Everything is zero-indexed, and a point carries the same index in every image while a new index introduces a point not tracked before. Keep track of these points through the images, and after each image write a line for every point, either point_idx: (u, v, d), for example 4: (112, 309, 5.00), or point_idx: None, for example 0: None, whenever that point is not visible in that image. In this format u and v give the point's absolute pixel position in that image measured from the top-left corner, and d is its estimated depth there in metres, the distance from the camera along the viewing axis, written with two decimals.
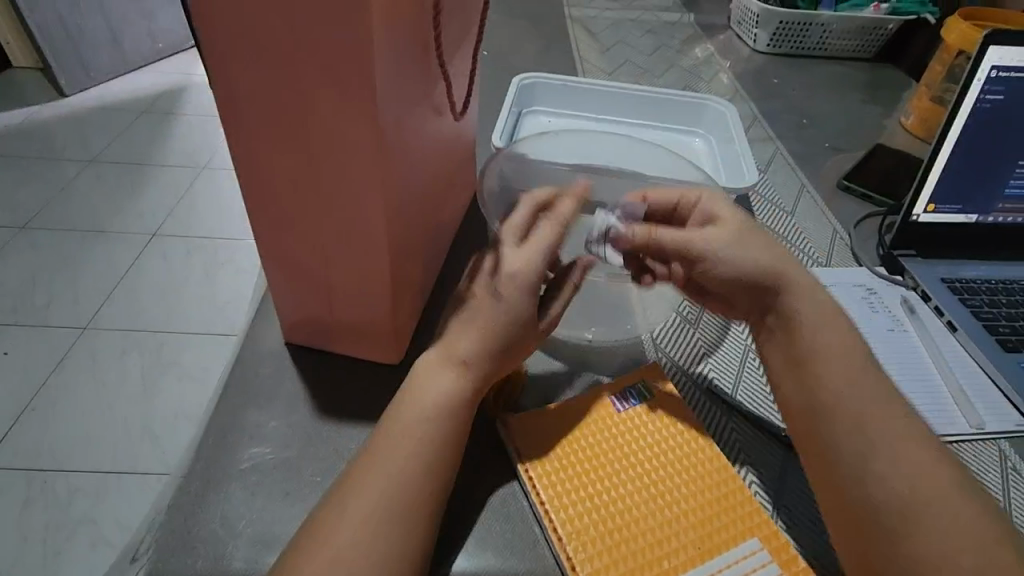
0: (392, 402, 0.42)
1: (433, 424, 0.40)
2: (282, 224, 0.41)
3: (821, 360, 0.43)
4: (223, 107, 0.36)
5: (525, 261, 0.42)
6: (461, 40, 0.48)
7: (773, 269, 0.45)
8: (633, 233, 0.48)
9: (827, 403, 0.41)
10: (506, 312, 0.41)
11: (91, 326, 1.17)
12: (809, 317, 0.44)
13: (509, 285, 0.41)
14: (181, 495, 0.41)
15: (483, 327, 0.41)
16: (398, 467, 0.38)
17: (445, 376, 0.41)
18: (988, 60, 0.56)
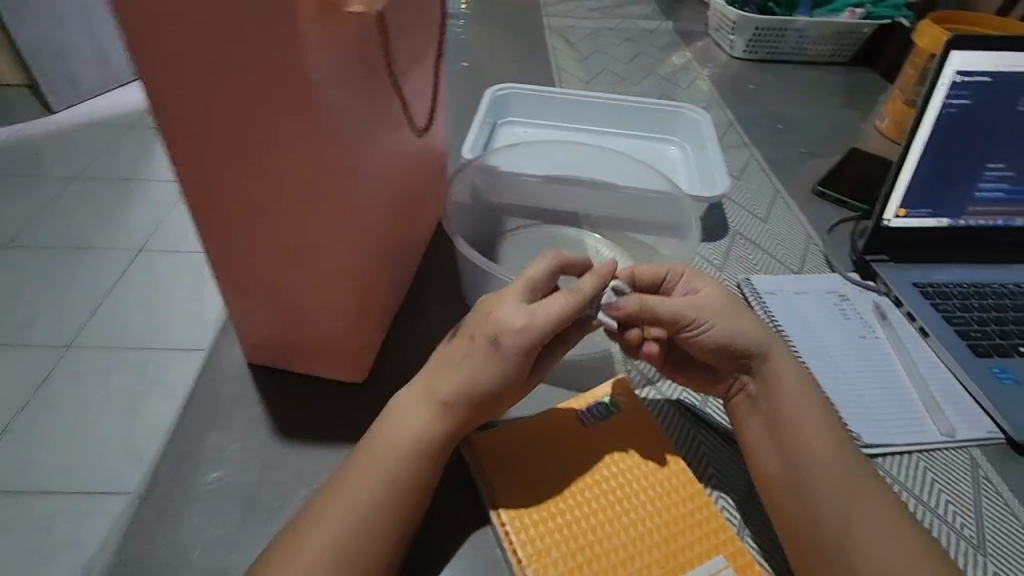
0: (368, 433, 0.41)
1: (407, 458, 0.39)
2: (233, 244, 0.41)
3: (799, 428, 0.42)
4: (165, 128, 0.35)
5: (531, 319, 0.40)
6: (419, 54, 0.48)
7: (757, 342, 0.45)
8: (628, 300, 0.43)
9: (809, 473, 0.40)
10: (496, 364, 0.40)
11: (75, 342, 1.04)
12: (786, 384, 0.44)
13: (508, 341, 0.40)
14: (136, 523, 0.41)
15: (468, 369, 0.40)
16: (367, 499, 0.37)
17: (423, 413, 0.40)
18: (951, 65, 0.57)
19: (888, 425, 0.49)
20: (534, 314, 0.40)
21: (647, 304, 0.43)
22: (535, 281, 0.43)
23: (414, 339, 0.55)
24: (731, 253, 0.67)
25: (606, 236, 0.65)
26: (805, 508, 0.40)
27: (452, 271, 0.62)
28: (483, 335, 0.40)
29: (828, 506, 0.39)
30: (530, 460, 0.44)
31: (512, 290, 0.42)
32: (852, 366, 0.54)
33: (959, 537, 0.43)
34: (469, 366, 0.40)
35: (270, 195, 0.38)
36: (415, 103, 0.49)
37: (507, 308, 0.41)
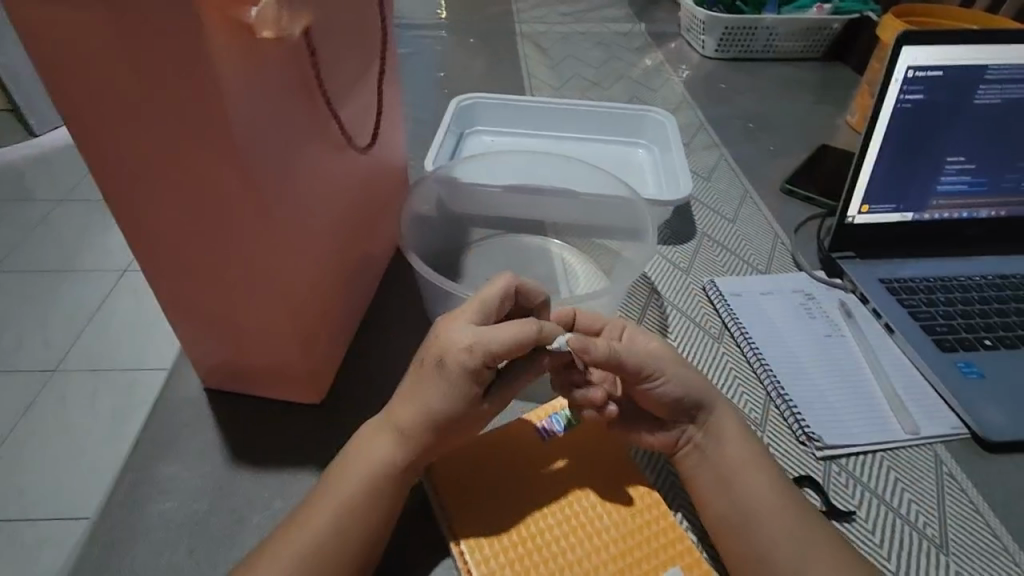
0: (330, 467, 0.41)
1: (369, 489, 0.38)
2: (175, 275, 0.41)
3: (743, 478, 0.41)
4: (92, 163, 0.35)
5: (478, 338, 0.38)
6: (360, 72, 0.48)
7: (702, 395, 0.43)
8: (599, 347, 0.40)
9: (758, 510, 0.40)
10: (445, 386, 0.38)
11: (59, 369, 1.03)
12: (730, 435, 0.43)
13: (453, 360, 0.37)
14: (83, 558, 0.40)
15: (421, 396, 0.39)
16: (325, 532, 0.37)
17: (383, 443, 0.39)
18: (903, 61, 0.57)
19: (850, 424, 0.49)
20: (482, 335, 0.38)
21: (613, 355, 0.41)
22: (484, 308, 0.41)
23: (374, 357, 0.54)
24: (698, 256, 0.66)
25: (568, 243, 0.65)
26: (762, 552, 0.38)
27: (414, 286, 0.61)
28: (431, 356, 0.39)
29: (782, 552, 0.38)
30: (487, 476, 0.43)
31: (461, 313, 0.40)
32: (818, 367, 0.53)
33: (920, 537, 0.43)
34: (422, 392, 0.39)
35: (204, 225, 0.37)
36: (358, 123, 0.49)
37: (458, 329, 0.39)
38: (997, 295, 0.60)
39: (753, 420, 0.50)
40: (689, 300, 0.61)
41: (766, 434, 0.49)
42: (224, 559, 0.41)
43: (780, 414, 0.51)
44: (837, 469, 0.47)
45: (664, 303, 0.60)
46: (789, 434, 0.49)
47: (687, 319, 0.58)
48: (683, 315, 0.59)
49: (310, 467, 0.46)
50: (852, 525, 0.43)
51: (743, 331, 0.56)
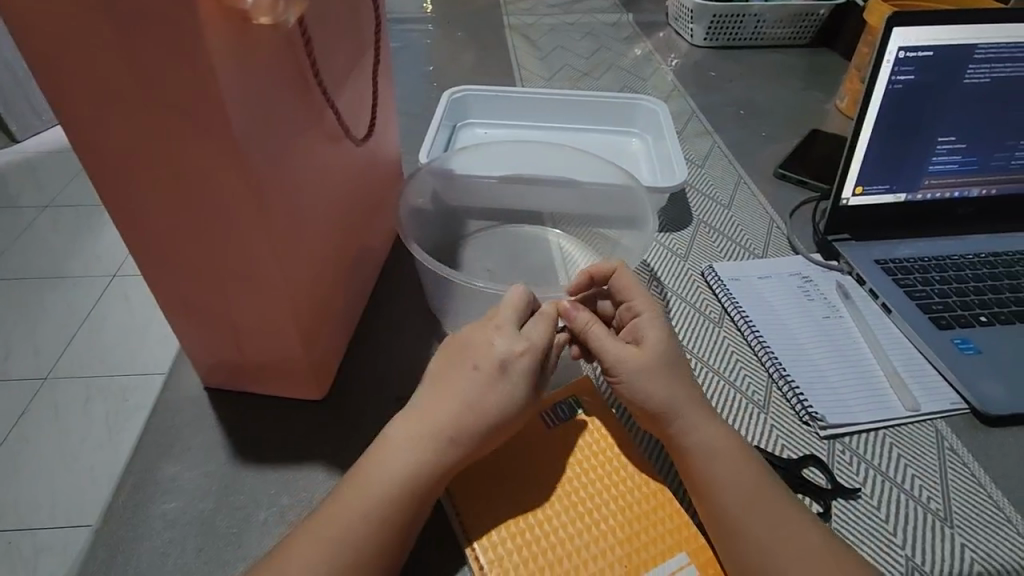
0: (348, 467, 0.39)
1: (402, 493, 0.37)
2: (176, 273, 0.40)
3: (726, 485, 0.39)
4: (85, 159, 0.34)
5: (530, 342, 0.41)
6: (353, 64, 0.47)
7: (672, 403, 0.42)
8: (581, 316, 0.43)
9: (733, 524, 0.38)
10: (508, 390, 0.40)
11: (51, 376, 1.02)
12: (717, 447, 0.41)
13: (518, 364, 0.40)
14: (88, 562, 0.40)
15: (473, 403, 0.39)
16: (354, 535, 0.36)
17: (418, 450, 0.38)
18: (894, 42, 0.57)
19: (851, 402, 0.49)
20: (532, 338, 0.41)
21: (592, 330, 0.43)
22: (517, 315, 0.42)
23: (375, 352, 0.54)
24: (695, 242, 0.66)
25: (567, 232, 0.65)
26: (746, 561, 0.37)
27: (413, 280, 0.61)
28: (487, 363, 0.40)
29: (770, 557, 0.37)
30: (495, 465, 0.43)
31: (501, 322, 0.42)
32: (817, 347, 0.54)
33: (925, 511, 0.43)
34: (485, 402, 0.39)
35: (202, 219, 0.37)
36: (353, 114, 0.49)
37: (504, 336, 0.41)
38: (991, 273, 0.61)
39: (757, 402, 0.50)
40: (688, 286, 0.61)
41: (770, 416, 0.49)
42: (232, 558, 0.40)
43: (782, 395, 0.51)
44: (841, 447, 0.47)
45: (664, 290, 0.60)
46: (792, 414, 0.49)
47: (687, 306, 0.59)
48: (684, 301, 0.59)
49: (315, 462, 0.46)
50: (857, 502, 0.43)
51: (743, 314, 0.57)
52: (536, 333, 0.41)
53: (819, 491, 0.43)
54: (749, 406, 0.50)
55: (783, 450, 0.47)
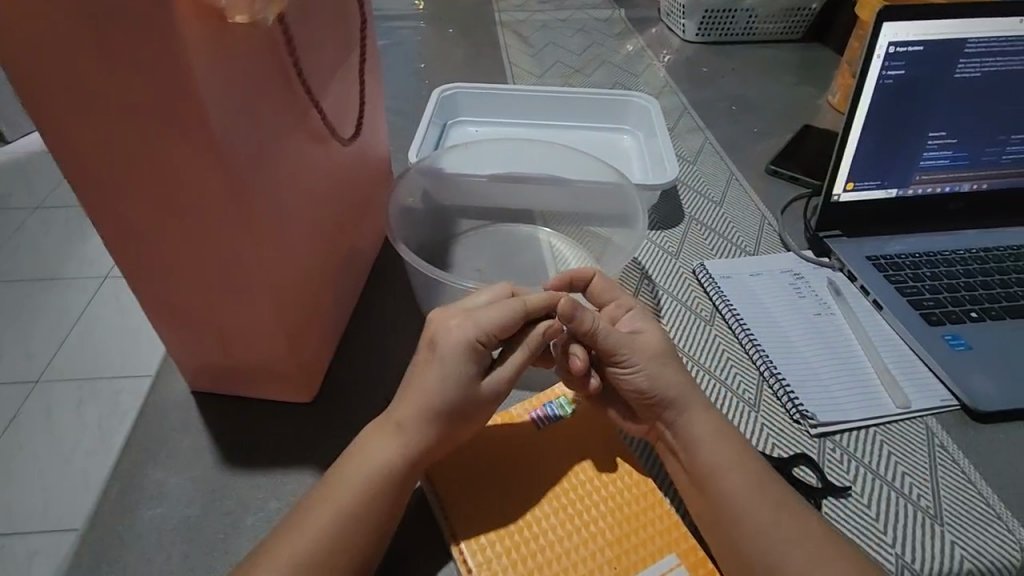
0: (331, 467, 0.39)
1: (376, 481, 0.37)
2: (157, 275, 0.39)
3: (720, 478, 0.39)
4: (62, 160, 0.33)
5: (468, 319, 0.39)
6: (339, 61, 0.47)
7: (673, 396, 0.42)
8: (585, 315, 0.40)
9: (729, 517, 0.38)
10: (439, 371, 0.38)
11: (43, 379, 1.02)
12: (703, 436, 0.41)
13: (447, 342, 0.38)
14: (72, 569, 0.39)
15: (418, 386, 0.39)
16: (328, 523, 0.36)
17: (388, 439, 0.39)
18: (884, 36, 0.56)
19: (841, 400, 0.49)
20: (471, 315, 0.39)
21: (600, 328, 0.41)
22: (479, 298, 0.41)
23: (363, 354, 0.54)
24: (687, 239, 0.66)
25: (558, 230, 0.65)
26: (744, 553, 0.37)
27: (402, 280, 0.60)
28: (427, 342, 0.40)
29: (760, 558, 0.37)
30: (484, 467, 0.43)
31: (457, 304, 0.41)
32: (808, 344, 0.54)
33: (914, 508, 0.43)
34: (421, 383, 0.39)
35: (183, 220, 0.36)
36: (339, 112, 0.48)
37: (448, 314, 0.40)
38: (981, 268, 0.60)
39: (748, 400, 0.50)
40: (680, 284, 0.60)
41: (761, 414, 0.49)
42: (218, 563, 0.40)
43: (772, 393, 0.51)
44: (831, 445, 0.47)
45: (656, 288, 0.60)
46: (782, 412, 0.49)
47: (678, 304, 0.58)
48: (675, 300, 0.59)
49: (303, 465, 0.45)
50: (848, 501, 0.43)
51: (733, 313, 0.56)
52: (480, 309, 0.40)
53: (809, 489, 0.43)
54: (740, 404, 0.50)
55: (773, 449, 0.46)
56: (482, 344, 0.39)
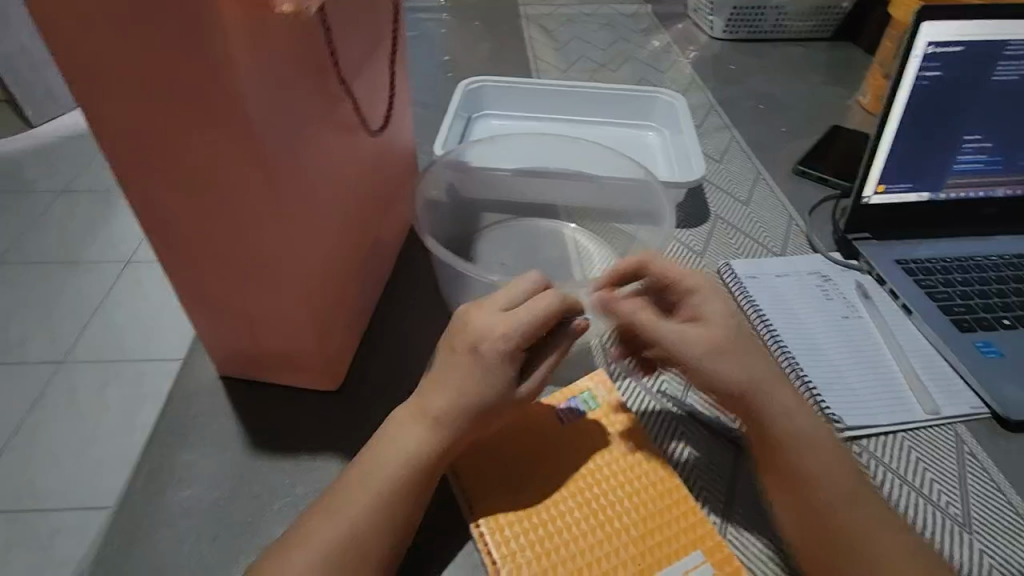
0: (359, 453, 0.39)
1: (406, 469, 0.37)
2: (191, 262, 0.40)
3: (813, 465, 0.39)
4: (104, 145, 0.34)
5: (509, 324, 0.38)
6: (371, 52, 0.47)
7: (747, 385, 0.40)
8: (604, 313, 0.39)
9: (821, 506, 0.38)
10: (481, 374, 0.38)
11: (68, 360, 1.07)
12: (792, 422, 0.40)
13: (490, 347, 0.38)
14: (105, 546, 0.40)
15: (456, 382, 0.38)
16: (360, 509, 0.36)
17: (417, 428, 0.38)
18: (923, 36, 0.55)
19: (869, 404, 0.49)
20: (510, 319, 0.38)
21: (647, 322, 0.42)
22: (515, 294, 0.40)
23: (388, 344, 0.54)
24: (712, 238, 0.66)
25: (583, 227, 0.65)
26: (840, 543, 0.37)
27: (427, 273, 0.61)
28: (464, 344, 0.39)
29: (845, 548, 0.37)
30: (508, 459, 0.43)
31: (494, 302, 0.40)
32: (837, 348, 0.53)
33: (943, 516, 0.43)
34: (458, 379, 0.38)
35: (219, 206, 0.36)
36: (370, 102, 0.48)
37: (489, 314, 0.39)
38: (1014, 275, 0.59)
39: None
40: None
41: None
42: (246, 546, 0.41)
43: (799, 395, 0.50)
44: (859, 449, 0.47)
45: None
46: None
47: None
48: None
49: (329, 453, 0.46)
50: None
51: (761, 313, 0.56)
52: (522, 309, 0.39)
53: None
54: None
55: None
56: (518, 351, 0.38)
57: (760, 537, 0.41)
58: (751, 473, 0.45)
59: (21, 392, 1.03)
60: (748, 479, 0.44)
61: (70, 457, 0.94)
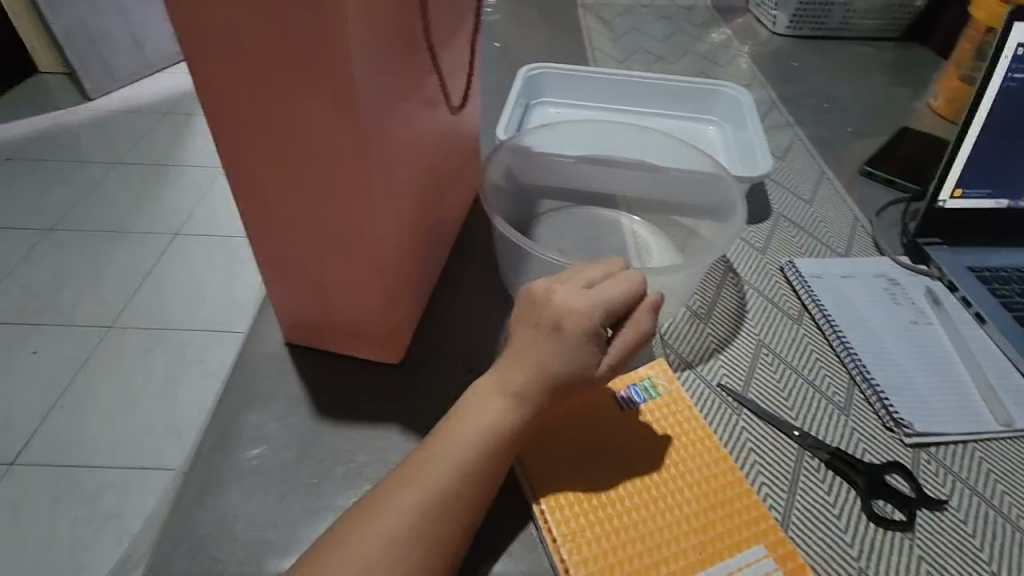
0: (437, 426, 0.40)
1: (480, 442, 0.38)
2: (275, 227, 0.41)
3: None
4: (209, 110, 0.35)
5: (590, 300, 0.39)
6: (454, 30, 0.48)
7: None
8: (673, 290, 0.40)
9: None
10: (565, 351, 0.38)
11: (115, 326, 1.12)
12: None
13: (572, 323, 0.38)
14: (179, 498, 0.42)
15: (538, 360, 0.39)
16: (440, 479, 0.37)
17: (495, 403, 0.39)
18: (1014, 37, 0.53)
19: (941, 411, 0.48)
20: (592, 295, 0.39)
21: None
22: (592, 275, 0.41)
23: (449, 323, 0.55)
24: (774, 236, 0.64)
25: (643, 218, 0.64)
26: None
27: (486, 255, 0.61)
28: (546, 320, 0.39)
29: None
30: (570, 443, 0.43)
31: (574, 281, 0.41)
32: (906, 354, 0.52)
33: (1013, 528, 0.42)
34: (539, 357, 0.39)
35: (309, 175, 0.38)
36: (450, 81, 0.49)
37: (569, 292, 0.40)
38: None
39: (837, 402, 0.49)
40: (766, 280, 0.59)
41: (850, 418, 0.48)
42: (312, 508, 0.42)
43: (863, 397, 0.49)
44: (926, 456, 0.46)
45: (742, 284, 0.59)
46: (874, 418, 0.48)
47: (764, 300, 0.57)
48: (761, 295, 0.57)
49: (392, 424, 0.47)
50: (943, 514, 0.42)
51: (825, 313, 0.55)
52: (601, 287, 0.40)
53: (903, 499, 0.42)
54: (830, 407, 0.48)
55: (864, 455, 0.45)
56: (597, 325, 0.38)
57: (823, 535, 0.41)
58: (814, 472, 0.44)
59: (76, 353, 1.08)
60: (810, 477, 0.44)
61: (119, 418, 0.98)
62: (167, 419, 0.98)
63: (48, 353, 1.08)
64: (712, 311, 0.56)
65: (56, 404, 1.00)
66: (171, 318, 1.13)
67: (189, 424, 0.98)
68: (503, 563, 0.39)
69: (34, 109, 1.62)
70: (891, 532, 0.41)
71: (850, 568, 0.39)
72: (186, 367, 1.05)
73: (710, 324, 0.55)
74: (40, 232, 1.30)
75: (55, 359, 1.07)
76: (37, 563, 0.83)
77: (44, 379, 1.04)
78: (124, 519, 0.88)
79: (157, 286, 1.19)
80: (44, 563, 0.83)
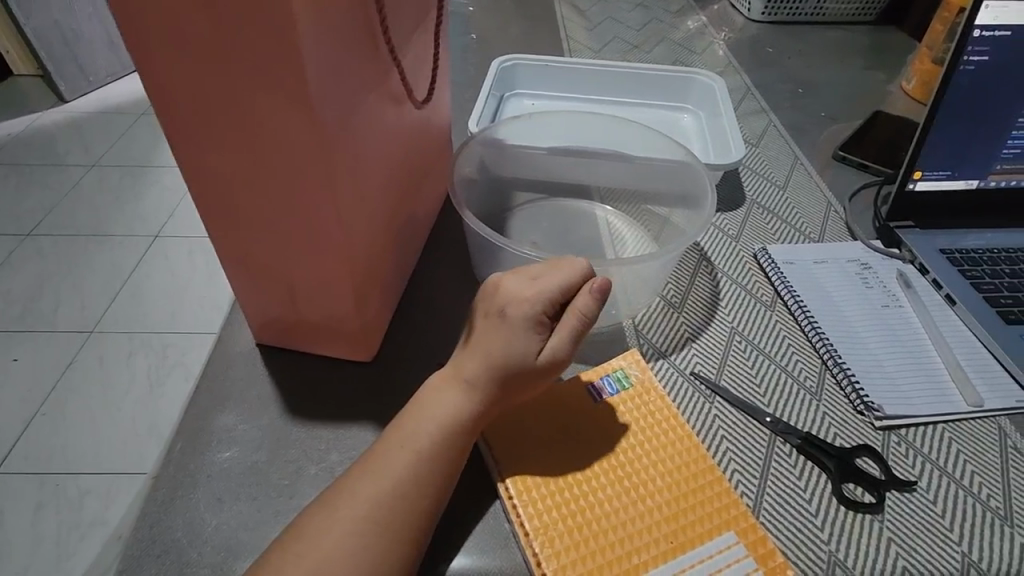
0: (397, 417, 0.40)
1: (439, 433, 0.38)
2: (238, 226, 0.40)
3: None
4: (162, 111, 0.34)
5: (536, 290, 0.39)
6: (416, 25, 0.47)
7: None
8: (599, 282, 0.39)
9: None
10: (508, 336, 0.39)
11: (97, 330, 1.10)
12: None
13: (517, 310, 0.39)
14: (148, 503, 0.41)
15: (488, 348, 0.39)
16: (398, 471, 0.36)
17: (455, 392, 0.39)
18: (981, 19, 0.53)
19: (909, 393, 0.48)
20: (539, 284, 0.40)
21: None
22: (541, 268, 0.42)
23: (421, 319, 0.54)
24: (748, 223, 0.64)
25: (617, 209, 0.64)
26: None
27: (460, 249, 0.61)
28: (495, 307, 0.40)
29: None
30: (540, 436, 0.43)
31: (527, 273, 0.41)
32: (874, 337, 0.52)
33: (984, 508, 0.42)
34: (487, 342, 0.39)
35: (271, 173, 0.37)
36: (414, 75, 0.49)
37: (517, 282, 0.41)
38: None
39: (810, 387, 0.49)
40: (740, 268, 0.59)
41: (822, 403, 0.48)
42: (283, 509, 0.41)
43: (835, 381, 0.50)
44: (896, 439, 0.46)
45: (715, 272, 0.59)
46: (845, 403, 0.48)
47: (738, 288, 0.57)
48: (735, 284, 0.57)
49: (364, 423, 0.47)
50: (912, 495, 0.43)
51: (797, 300, 0.55)
52: (546, 278, 0.40)
53: (873, 481, 0.42)
54: (802, 392, 0.49)
55: (835, 439, 0.46)
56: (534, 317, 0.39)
57: (796, 520, 0.41)
58: (786, 457, 0.44)
59: (57, 359, 1.06)
60: (782, 463, 0.44)
61: (102, 422, 0.97)
62: (152, 421, 0.98)
63: (27, 359, 1.06)
64: (686, 299, 0.56)
65: (38, 411, 0.99)
66: (151, 321, 1.12)
67: (170, 425, 0.97)
68: (473, 560, 0.39)
69: (7, 113, 1.59)
70: (860, 514, 0.41)
71: (820, 551, 0.39)
72: (170, 369, 1.04)
73: (684, 312, 0.55)
74: (15, 237, 1.27)
75: (34, 366, 1.05)
76: (25, 570, 0.82)
77: (25, 386, 1.02)
78: (107, 524, 0.86)
79: (138, 289, 1.18)
80: (31, 569, 0.82)
